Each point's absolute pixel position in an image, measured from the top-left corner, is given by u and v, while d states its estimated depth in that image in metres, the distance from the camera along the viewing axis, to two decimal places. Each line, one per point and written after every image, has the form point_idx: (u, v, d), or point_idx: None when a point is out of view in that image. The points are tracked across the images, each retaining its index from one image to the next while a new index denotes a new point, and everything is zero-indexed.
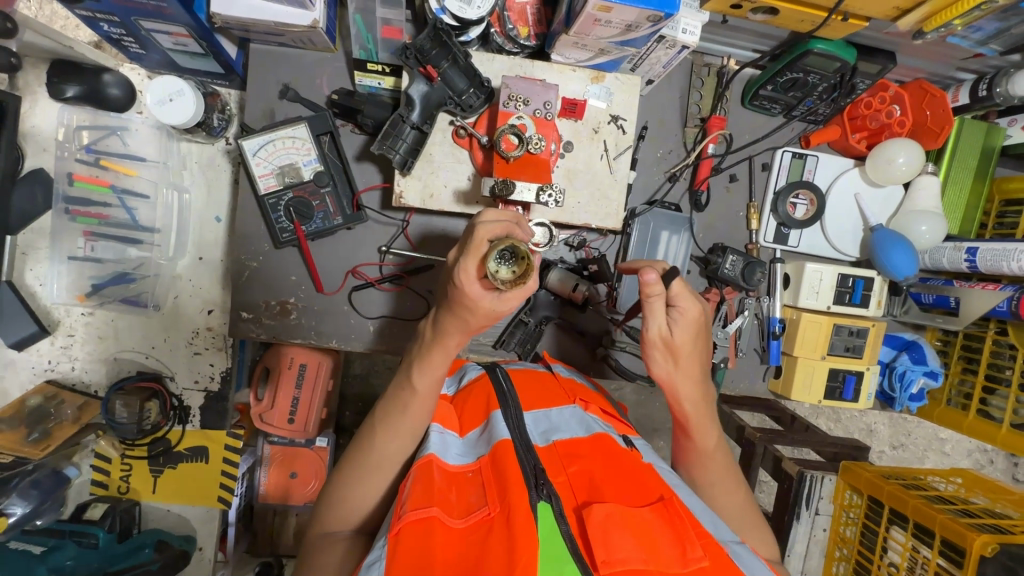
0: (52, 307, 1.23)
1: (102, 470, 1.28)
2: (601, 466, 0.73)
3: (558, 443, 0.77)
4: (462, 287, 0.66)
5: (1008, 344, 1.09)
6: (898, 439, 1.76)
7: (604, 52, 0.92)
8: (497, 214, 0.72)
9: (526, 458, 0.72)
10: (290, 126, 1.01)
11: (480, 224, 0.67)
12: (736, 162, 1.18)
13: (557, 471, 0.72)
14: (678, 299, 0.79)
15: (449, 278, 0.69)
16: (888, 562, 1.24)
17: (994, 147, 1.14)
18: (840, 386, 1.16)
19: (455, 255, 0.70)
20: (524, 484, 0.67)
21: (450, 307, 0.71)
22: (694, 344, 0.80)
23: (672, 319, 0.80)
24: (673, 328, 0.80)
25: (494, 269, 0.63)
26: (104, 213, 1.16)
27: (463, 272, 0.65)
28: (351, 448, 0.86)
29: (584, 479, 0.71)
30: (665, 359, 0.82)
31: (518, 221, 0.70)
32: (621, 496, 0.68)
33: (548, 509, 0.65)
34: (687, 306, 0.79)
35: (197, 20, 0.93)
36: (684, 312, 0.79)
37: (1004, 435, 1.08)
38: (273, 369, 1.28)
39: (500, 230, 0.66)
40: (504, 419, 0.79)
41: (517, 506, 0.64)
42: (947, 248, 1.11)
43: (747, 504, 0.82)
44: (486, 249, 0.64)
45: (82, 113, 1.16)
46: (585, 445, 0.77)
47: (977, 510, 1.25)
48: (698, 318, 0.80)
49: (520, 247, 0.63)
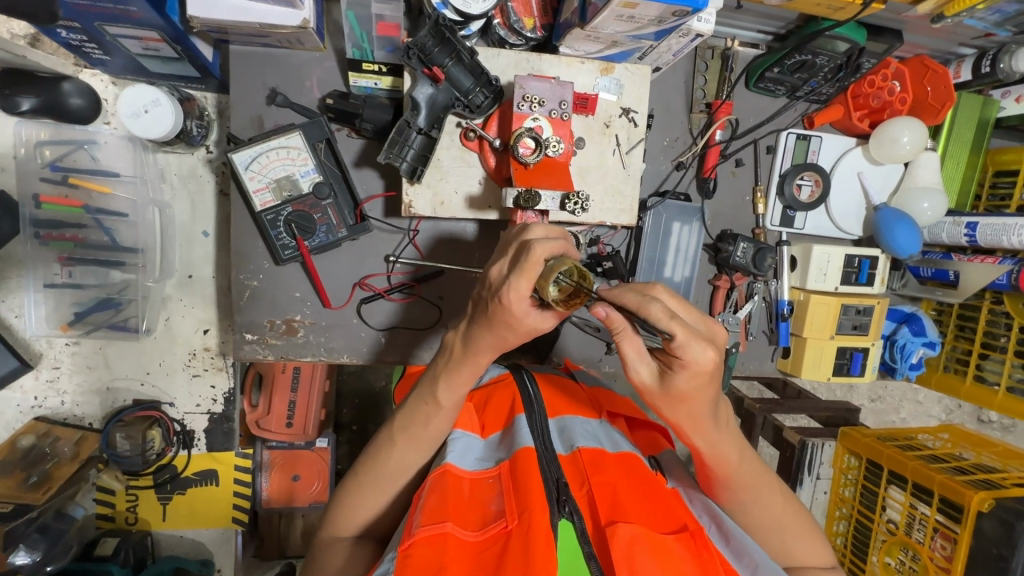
0: (32, 340, 1.16)
1: (107, 503, 1.25)
2: (627, 481, 0.68)
3: (583, 450, 0.73)
4: (509, 306, 0.61)
5: (1003, 313, 1.14)
6: (877, 392, 1.72)
7: (616, 44, 0.90)
8: (545, 232, 0.69)
9: (548, 468, 0.69)
10: (284, 135, 0.94)
11: (533, 241, 0.62)
12: (742, 147, 1.16)
13: (579, 485, 0.69)
14: (682, 351, 0.57)
15: (492, 292, 0.64)
16: (888, 523, 1.15)
17: (989, 119, 1.15)
18: (848, 363, 1.19)
19: (501, 270, 0.65)
20: (546, 499, 0.64)
21: (488, 322, 0.66)
22: (704, 394, 0.61)
23: (674, 368, 0.60)
24: (671, 379, 0.60)
25: (550, 287, 0.59)
26: (79, 235, 1.07)
27: (512, 291, 0.61)
28: (363, 455, 0.78)
29: (606, 491, 0.67)
30: (673, 410, 0.65)
31: (567, 239, 0.67)
32: (645, 517, 0.65)
33: (569, 527, 0.63)
34: (696, 358, 0.57)
35: (171, 23, 0.84)
36: (689, 366, 0.58)
37: (1001, 401, 1.13)
38: (267, 376, 1.22)
39: (556, 249, 0.62)
40: (528, 425, 0.75)
41: (538, 522, 0.60)
42: (946, 223, 1.14)
43: (778, 503, 0.74)
44: (541, 269, 0.60)
45: (42, 128, 1.04)
46: (610, 457, 0.72)
47: (971, 467, 1.13)
48: (713, 370, 0.59)
49: (575, 266, 0.59)
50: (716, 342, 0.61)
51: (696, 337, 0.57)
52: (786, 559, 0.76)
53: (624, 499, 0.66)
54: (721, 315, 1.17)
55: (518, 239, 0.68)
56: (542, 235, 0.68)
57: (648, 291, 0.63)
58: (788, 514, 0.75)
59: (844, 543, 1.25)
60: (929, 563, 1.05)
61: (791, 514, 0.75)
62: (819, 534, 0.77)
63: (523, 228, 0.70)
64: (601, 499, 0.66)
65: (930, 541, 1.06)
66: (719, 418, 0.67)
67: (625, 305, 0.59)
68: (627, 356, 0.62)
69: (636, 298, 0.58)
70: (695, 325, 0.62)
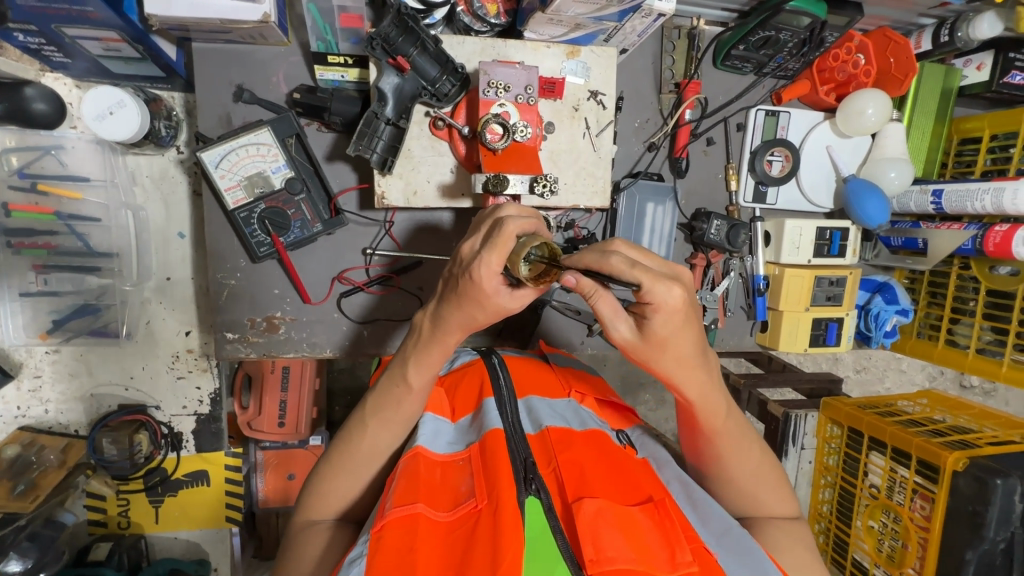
0: (11, 349, 1.16)
1: (98, 509, 1.25)
2: (593, 457, 0.72)
3: (551, 429, 0.76)
4: (479, 282, 0.62)
5: (971, 278, 1.17)
6: (861, 363, 1.76)
7: (580, 27, 0.90)
8: (519, 210, 0.69)
9: (516, 449, 0.72)
10: (252, 132, 0.94)
11: (508, 218, 0.62)
12: (713, 125, 1.18)
13: (547, 463, 0.72)
14: (650, 295, 0.58)
15: (464, 268, 0.64)
16: (870, 487, 1.18)
17: (952, 88, 1.17)
18: (823, 333, 1.22)
19: (474, 246, 0.65)
20: (513, 479, 0.67)
21: (458, 301, 0.66)
22: (681, 335, 0.62)
23: (647, 315, 0.60)
24: (649, 327, 0.61)
25: (523, 263, 0.60)
26: (52, 241, 1.06)
27: (484, 266, 0.61)
28: (338, 440, 0.80)
29: (572, 469, 0.70)
30: (660, 360, 0.65)
31: (541, 218, 0.67)
32: (610, 492, 0.68)
33: (536, 503, 0.66)
34: (664, 299, 0.58)
35: (129, 22, 0.84)
36: (661, 309, 0.59)
37: (972, 362, 1.16)
38: (256, 376, 1.22)
39: (529, 226, 0.62)
40: (497, 407, 0.78)
41: (506, 502, 0.63)
42: (914, 192, 1.17)
43: (756, 454, 0.77)
44: (514, 245, 0.60)
45: (7, 134, 1.02)
46: (578, 436, 0.75)
47: (946, 428, 1.17)
48: (684, 309, 0.59)
49: (549, 244, 0.61)
50: (681, 281, 0.62)
51: (661, 279, 0.58)
52: (755, 509, 0.78)
53: (589, 475, 0.69)
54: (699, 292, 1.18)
55: (489, 217, 0.68)
56: (515, 213, 0.69)
57: (607, 248, 0.64)
58: (763, 466, 0.78)
59: (830, 509, 1.28)
60: (910, 524, 1.08)
61: (766, 467, 0.78)
62: (787, 489, 0.79)
63: (497, 207, 0.70)
64: (568, 476, 0.69)
65: (910, 502, 1.10)
66: (708, 366, 0.69)
67: (589, 265, 0.61)
68: (603, 315, 0.63)
69: (597, 256, 0.60)
70: (659, 270, 0.63)
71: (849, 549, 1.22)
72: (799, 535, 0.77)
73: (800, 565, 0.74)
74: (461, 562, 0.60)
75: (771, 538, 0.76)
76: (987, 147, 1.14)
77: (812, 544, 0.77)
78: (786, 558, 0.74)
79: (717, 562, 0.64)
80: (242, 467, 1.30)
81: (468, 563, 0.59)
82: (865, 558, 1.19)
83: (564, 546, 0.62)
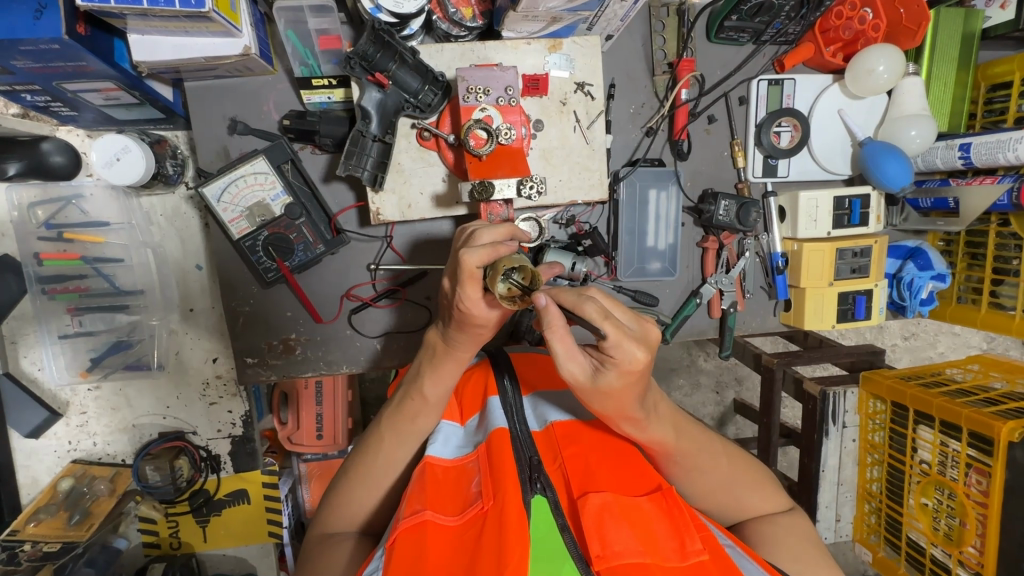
0: (58, 389, 1.24)
1: (151, 531, 1.32)
2: (598, 452, 0.71)
3: (557, 424, 0.75)
4: (467, 312, 0.64)
5: (1012, 235, 1.08)
6: (910, 330, 1.66)
7: (557, 19, 0.89)
8: (489, 229, 0.68)
9: (521, 447, 0.70)
10: (248, 162, 0.96)
11: (465, 249, 0.63)
12: (712, 102, 1.13)
13: (552, 459, 0.71)
14: (614, 350, 0.58)
15: (451, 301, 0.67)
16: (920, 467, 1.10)
17: (975, 31, 1.09)
18: (851, 308, 1.16)
19: (450, 280, 0.67)
20: (518, 479, 0.66)
21: (458, 326, 0.68)
22: (634, 391, 0.61)
23: (605, 366, 0.60)
24: (603, 377, 0.60)
25: (501, 289, 0.60)
26: (82, 285, 1.15)
27: (466, 299, 0.63)
28: (355, 455, 0.81)
29: (578, 463, 0.70)
30: (602, 405, 0.63)
31: (505, 235, 0.67)
32: (617, 483, 0.67)
33: (542, 502, 0.65)
34: (626, 356, 0.58)
35: (123, 71, 0.87)
36: (620, 364, 0.58)
37: (1018, 324, 1.07)
38: (291, 394, 1.28)
39: (490, 251, 0.62)
40: (501, 405, 0.76)
41: (511, 502, 0.63)
42: (939, 148, 1.09)
43: (726, 458, 0.75)
44: (483, 275, 0.62)
45: (30, 189, 1.11)
46: (582, 430, 0.75)
47: (1001, 397, 1.08)
48: (644, 369, 0.59)
49: (518, 262, 0.60)
50: (649, 338, 0.60)
51: (628, 336, 0.58)
52: (743, 513, 0.77)
53: (594, 469, 0.68)
54: (713, 277, 1.14)
55: (464, 241, 0.68)
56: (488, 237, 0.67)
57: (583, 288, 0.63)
58: (738, 469, 0.76)
59: (880, 488, 1.19)
60: (965, 501, 1.01)
61: (742, 468, 0.76)
62: (770, 483, 0.78)
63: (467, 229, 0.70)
64: (573, 472, 0.69)
65: (964, 477, 1.02)
66: (646, 407, 0.65)
67: (563, 302, 0.60)
68: (557, 354, 0.60)
69: (573, 297, 0.59)
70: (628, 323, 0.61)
71: (901, 529, 1.15)
72: (793, 527, 0.76)
73: (800, 560, 0.72)
74: (469, 565, 0.60)
75: (763, 537, 0.74)
76: (1018, 92, 1.05)
77: (807, 532, 0.75)
78: (784, 556, 0.72)
79: (726, 550, 0.63)
80: (280, 485, 1.32)
81: (475, 565, 0.59)
82: (921, 538, 1.11)
83: (572, 543, 0.62)
